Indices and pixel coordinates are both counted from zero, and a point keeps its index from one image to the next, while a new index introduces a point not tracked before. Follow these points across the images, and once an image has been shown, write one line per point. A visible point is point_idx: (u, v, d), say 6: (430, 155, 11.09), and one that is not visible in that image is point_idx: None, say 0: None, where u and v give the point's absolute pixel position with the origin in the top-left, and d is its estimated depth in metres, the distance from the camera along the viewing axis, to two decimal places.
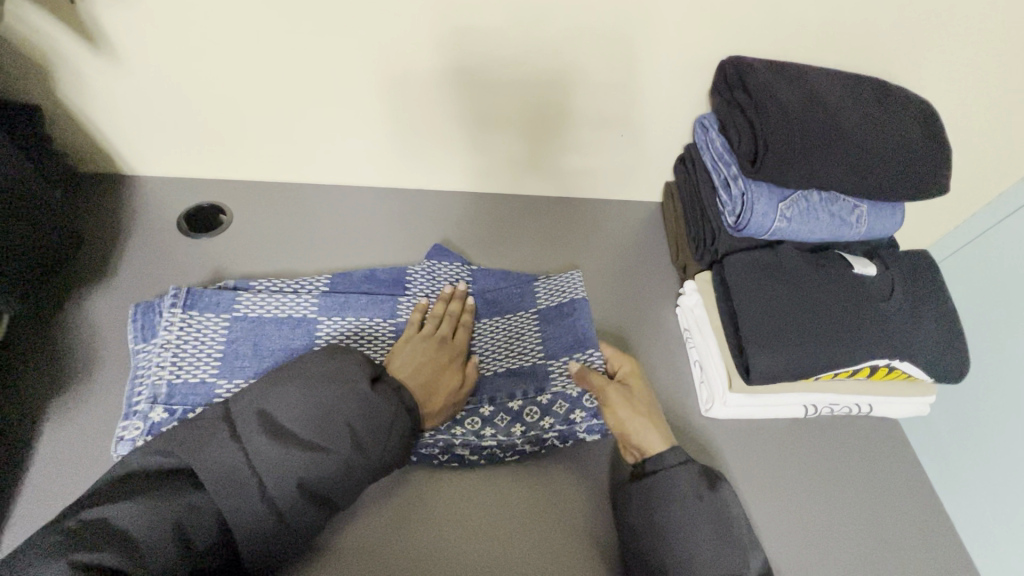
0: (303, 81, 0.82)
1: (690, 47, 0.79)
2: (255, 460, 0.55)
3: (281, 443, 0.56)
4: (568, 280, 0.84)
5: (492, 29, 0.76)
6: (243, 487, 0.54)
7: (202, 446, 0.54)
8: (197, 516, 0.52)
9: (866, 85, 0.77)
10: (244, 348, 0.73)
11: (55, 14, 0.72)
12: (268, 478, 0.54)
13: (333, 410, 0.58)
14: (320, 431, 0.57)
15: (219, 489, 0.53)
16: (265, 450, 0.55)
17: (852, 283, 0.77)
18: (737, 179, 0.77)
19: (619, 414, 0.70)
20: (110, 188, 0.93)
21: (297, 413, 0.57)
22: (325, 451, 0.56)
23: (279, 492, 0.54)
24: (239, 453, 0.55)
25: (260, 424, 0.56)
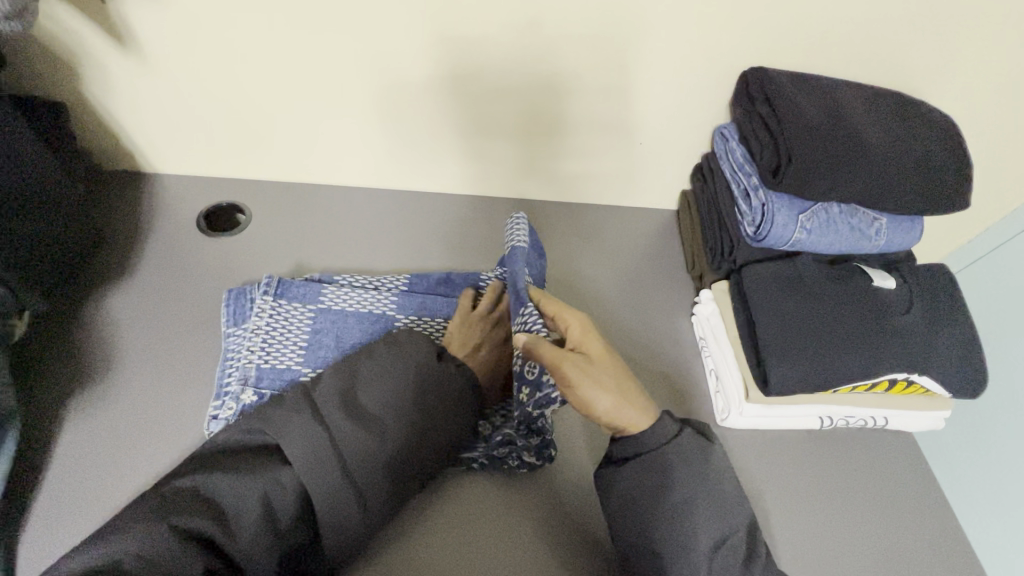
0: (325, 82, 0.83)
1: (711, 56, 0.79)
2: (337, 440, 0.58)
3: (360, 425, 0.59)
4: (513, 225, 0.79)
5: (516, 33, 0.77)
6: (327, 467, 0.57)
7: (289, 425, 0.57)
8: (282, 493, 0.55)
9: (887, 98, 0.77)
10: (327, 340, 0.77)
11: (84, 13, 0.73)
12: (350, 457, 0.57)
13: (406, 396, 0.61)
14: (396, 415, 0.60)
15: (305, 467, 0.56)
16: (344, 429, 0.58)
17: (870, 295, 0.77)
18: (757, 190, 0.77)
19: (583, 390, 0.60)
20: (130, 185, 0.94)
21: (376, 393, 0.61)
22: (401, 431, 0.60)
23: (359, 471, 0.57)
24: (323, 432, 0.57)
25: (341, 406, 0.59)
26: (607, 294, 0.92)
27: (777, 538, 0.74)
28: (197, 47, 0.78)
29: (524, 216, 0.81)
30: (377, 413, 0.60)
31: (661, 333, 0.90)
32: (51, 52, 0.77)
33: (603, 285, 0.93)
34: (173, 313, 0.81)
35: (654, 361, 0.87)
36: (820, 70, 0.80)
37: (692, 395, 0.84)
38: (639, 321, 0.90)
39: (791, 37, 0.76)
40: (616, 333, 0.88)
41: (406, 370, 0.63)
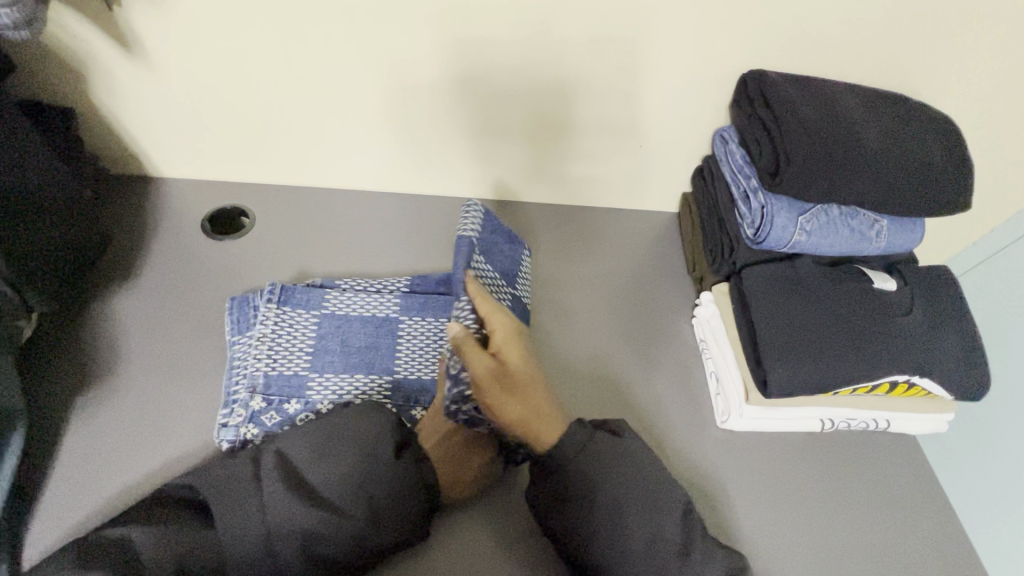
0: (328, 86, 0.84)
1: (709, 59, 0.80)
2: (269, 520, 0.56)
3: (298, 503, 0.57)
4: (467, 211, 0.79)
5: (516, 37, 0.78)
6: (252, 545, 0.55)
7: (231, 501, 0.57)
8: (204, 561, 0.54)
9: (886, 99, 0.78)
10: (335, 347, 0.78)
11: (93, 20, 0.74)
12: (276, 541, 0.56)
13: (353, 474, 0.59)
14: (341, 495, 0.58)
15: (230, 542, 0.55)
16: (278, 504, 0.56)
17: (870, 296, 0.77)
18: (757, 192, 0.77)
19: (494, 402, 0.61)
20: (136, 189, 0.95)
21: (322, 470, 0.59)
22: (341, 515, 0.57)
23: (286, 557, 0.56)
24: (257, 512, 0.56)
25: (285, 481, 0.58)
26: (608, 296, 0.93)
27: (778, 542, 0.73)
28: (202, 53, 0.79)
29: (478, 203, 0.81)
30: (319, 487, 0.58)
31: (661, 335, 0.90)
32: (59, 58, 0.78)
33: (604, 288, 0.94)
34: (178, 316, 0.82)
35: (654, 363, 0.87)
36: (820, 72, 0.81)
37: (693, 397, 0.84)
38: (645, 325, 0.91)
39: (790, 39, 0.77)
40: (619, 337, 0.89)
41: (359, 446, 0.60)
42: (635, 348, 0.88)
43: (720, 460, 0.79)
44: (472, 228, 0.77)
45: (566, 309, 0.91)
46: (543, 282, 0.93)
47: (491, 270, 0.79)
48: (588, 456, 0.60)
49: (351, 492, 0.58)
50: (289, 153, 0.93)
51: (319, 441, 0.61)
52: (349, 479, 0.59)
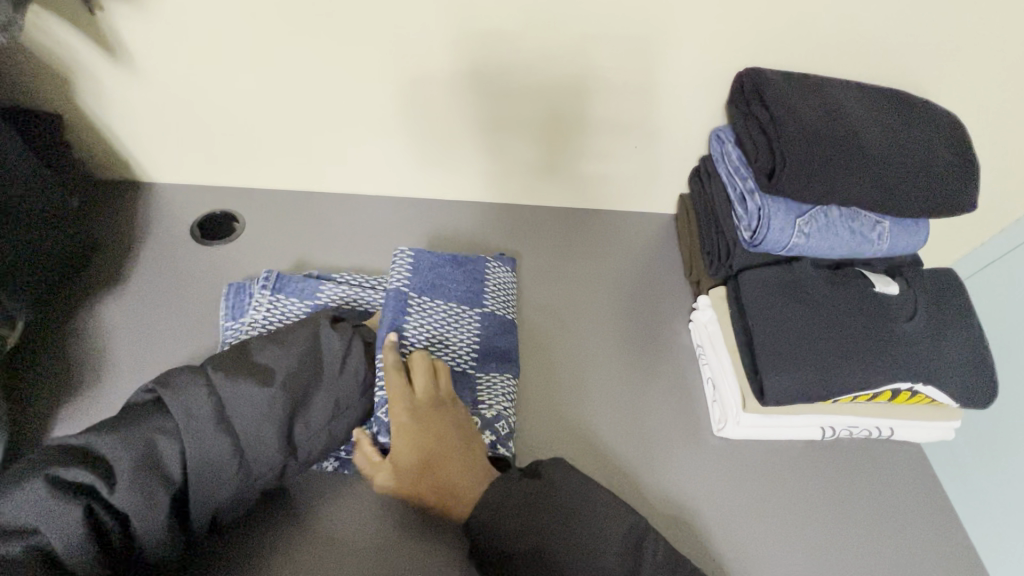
0: (316, 87, 0.83)
1: (702, 57, 0.78)
2: (225, 400, 0.59)
3: (245, 382, 0.61)
4: (398, 256, 0.81)
5: (505, 34, 0.76)
6: (213, 430, 0.58)
7: (182, 389, 0.58)
8: (163, 452, 0.56)
9: (887, 97, 0.75)
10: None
11: (76, 25, 0.74)
12: (233, 419, 0.59)
13: (297, 355, 0.65)
14: (288, 375, 0.63)
15: (188, 432, 0.57)
16: (235, 391, 0.60)
17: (871, 300, 0.74)
18: (753, 193, 0.75)
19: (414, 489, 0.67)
20: (127, 195, 0.94)
21: (268, 354, 0.64)
22: (286, 390, 0.62)
23: (244, 433, 0.59)
24: (208, 393, 0.59)
25: (232, 366, 0.62)
26: (603, 300, 0.91)
27: (775, 552, 0.71)
28: (187, 56, 0.79)
29: (410, 250, 0.82)
30: (271, 370, 0.63)
31: (657, 340, 0.88)
32: (45, 63, 0.78)
33: (598, 291, 0.92)
34: (167, 323, 0.82)
35: (648, 369, 0.85)
36: (819, 71, 0.78)
37: (688, 404, 0.82)
38: (638, 328, 0.89)
39: (786, 36, 0.75)
40: (612, 341, 0.87)
41: (300, 337, 0.66)
42: (631, 353, 0.86)
43: (715, 469, 0.77)
44: (402, 276, 0.79)
45: (560, 314, 0.89)
46: (536, 287, 0.91)
47: (440, 304, 0.79)
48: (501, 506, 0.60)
49: (304, 371, 0.64)
50: (279, 156, 0.93)
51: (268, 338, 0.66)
52: (299, 361, 0.64)
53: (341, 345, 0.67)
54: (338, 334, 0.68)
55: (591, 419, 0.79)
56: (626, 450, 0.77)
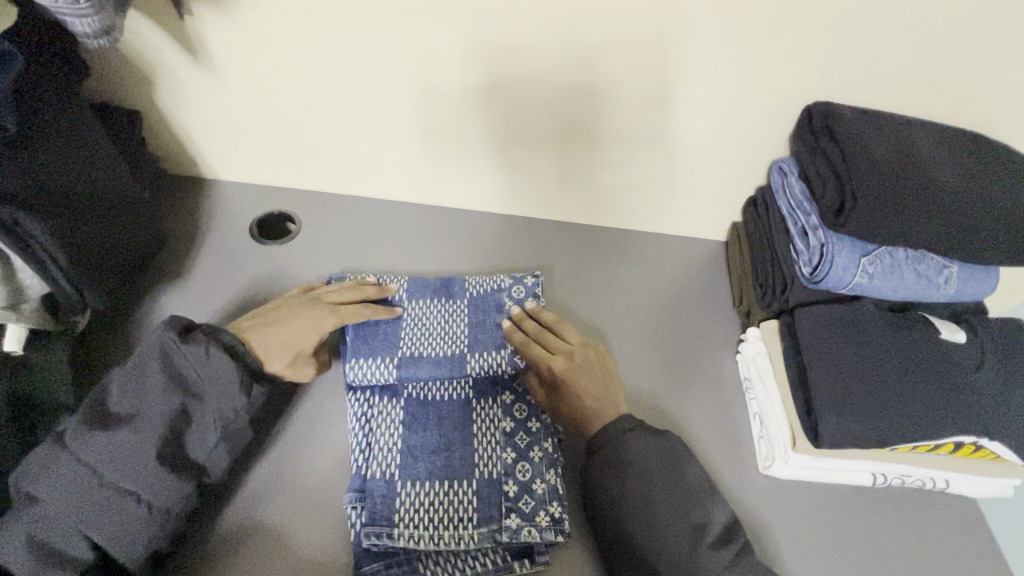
0: (382, 99, 0.85)
1: (775, 90, 0.77)
2: (94, 462, 0.57)
3: (114, 432, 0.58)
4: (359, 367, 0.74)
5: (569, 56, 0.77)
6: (91, 490, 0.56)
7: (41, 476, 0.55)
8: (60, 540, 0.56)
9: (966, 140, 0.73)
10: (399, 416, 0.73)
11: (165, 29, 0.77)
12: (110, 476, 0.57)
13: (143, 387, 0.60)
14: (151, 410, 0.59)
15: (79, 516, 0.56)
16: (97, 452, 0.57)
17: (934, 347, 0.72)
18: (817, 229, 0.73)
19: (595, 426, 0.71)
20: (191, 190, 0.98)
21: (118, 394, 0.59)
22: (159, 424, 0.59)
23: (142, 484, 0.58)
24: (79, 464, 0.56)
25: (92, 422, 0.57)
26: (650, 325, 0.90)
27: None
28: (263, 63, 0.81)
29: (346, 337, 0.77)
30: (134, 415, 0.59)
31: (702, 369, 0.87)
32: (130, 60, 0.81)
33: (646, 316, 0.91)
34: (221, 316, 0.84)
35: (692, 397, 0.84)
36: (896, 108, 0.76)
37: (733, 437, 0.81)
38: (683, 354, 0.88)
39: (864, 74, 0.73)
40: (656, 364, 0.86)
41: (141, 373, 0.60)
42: (678, 380, 0.85)
43: (760, 506, 0.75)
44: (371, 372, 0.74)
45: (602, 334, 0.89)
46: (581, 305, 0.91)
47: (423, 353, 0.76)
48: (608, 459, 0.66)
49: (171, 403, 0.60)
50: (337, 162, 0.95)
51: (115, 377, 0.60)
52: (160, 391, 0.60)
53: (196, 358, 0.61)
54: (192, 345, 0.62)
55: None
56: None
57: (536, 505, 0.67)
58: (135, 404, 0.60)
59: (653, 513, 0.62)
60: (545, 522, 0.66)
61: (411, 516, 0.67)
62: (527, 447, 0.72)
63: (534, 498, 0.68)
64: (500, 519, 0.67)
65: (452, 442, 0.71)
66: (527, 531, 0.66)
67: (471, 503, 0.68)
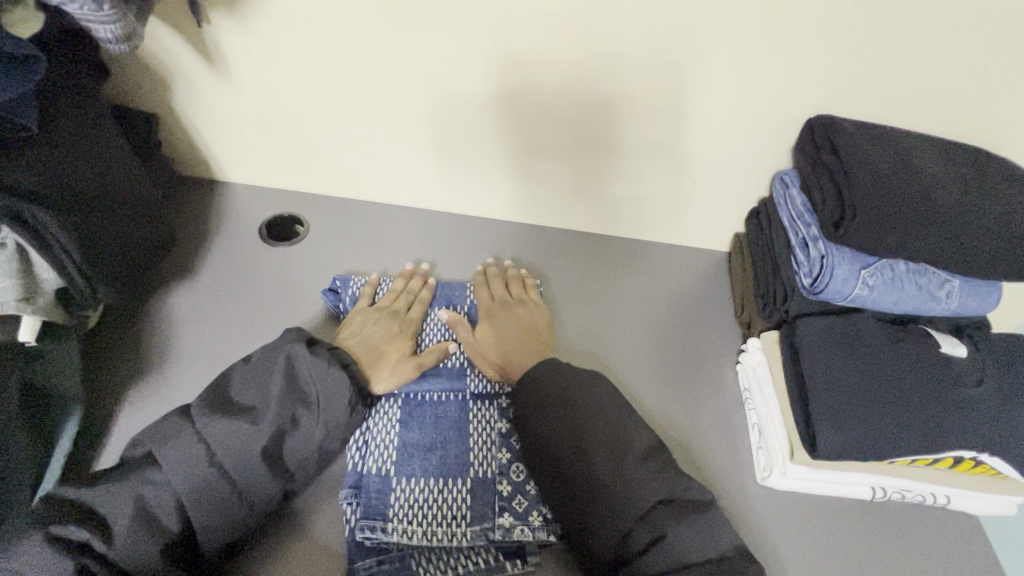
0: (391, 106, 0.87)
1: (777, 103, 0.77)
2: (210, 441, 0.59)
3: (228, 417, 0.61)
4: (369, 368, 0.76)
5: (575, 66, 0.78)
6: (203, 468, 0.58)
7: (169, 441, 0.59)
8: (162, 503, 0.56)
9: (967, 155, 0.73)
10: (397, 415, 0.74)
11: (184, 36, 0.80)
12: (221, 459, 0.59)
13: (282, 385, 0.64)
14: (270, 408, 0.62)
15: (184, 480, 0.57)
16: (217, 431, 0.60)
17: (935, 361, 0.72)
18: (817, 241, 0.74)
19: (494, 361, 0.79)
20: (203, 192, 1.00)
21: (248, 388, 0.64)
22: (273, 419, 0.62)
23: (237, 471, 0.59)
24: (199, 444, 0.59)
25: (212, 407, 0.61)
26: (649, 333, 0.91)
27: None
28: (277, 70, 0.84)
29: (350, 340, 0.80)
30: (253, 408, 0.62)
31: (701, 379, 0.87)
32: (149, 65, 0.84)
33: (645, 324, 0.92)
34: (226, 316, 0.85)
35: (688, 404, 0.84)
36: (897, 122, 0.77)
37: (732, 448, 0.80)
38: (680, 362, 0.88)
39: (865, 89, 0.74)
40: (653, 371, 0.87)
41: (277, 374, 0.64)
42: (675, 387, 0.86)
43: (759, 518, 0.75)
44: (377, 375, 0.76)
45: (598, 340, 0.89)
46: (579, 310, 0.92)
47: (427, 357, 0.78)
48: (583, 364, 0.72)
49: (288, 403, 0.63)
50: (346, 166, 0.97)
51: (240, 373, 0.65)
52: (283, 390, 0.63)
53: (318, 370, 0.65)
54: (317, 358, 0.65)
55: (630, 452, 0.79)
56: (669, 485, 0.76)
57: (528, 505, 0.68)
58: (252, 394, 0.64)
59: (621, 423, 0.64)
60: (537, 521, 0.67)
61: (406, 513, 0.67)
62: (522, 448, 0.73)
63: (527, 499, 0.69)
64: (493, 518, 0.67)
65: (448, 440, 0.73)
66: (519, 530, 0.67)
67: (464, 500, 0.69)
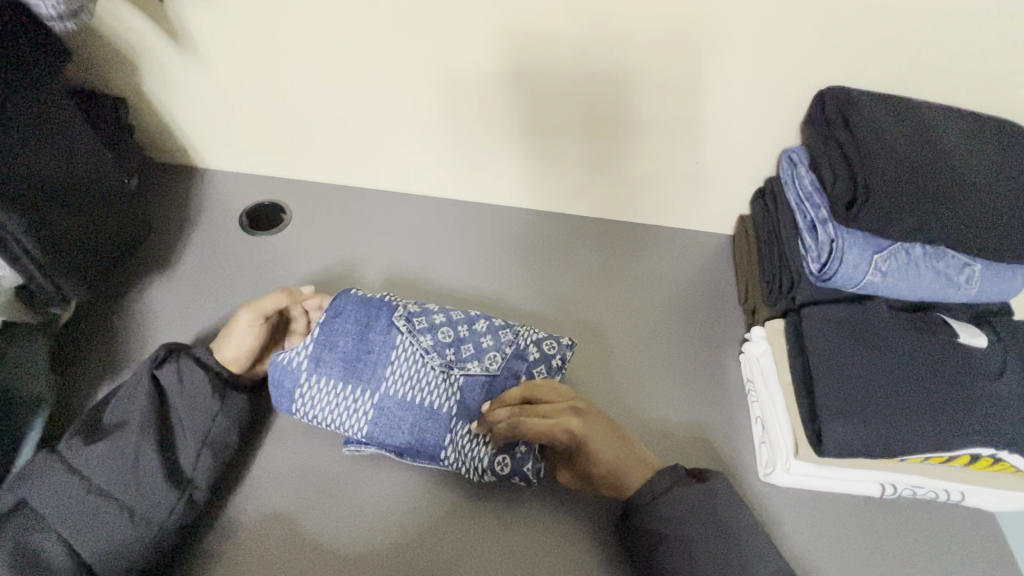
0: (369, 83, 0.82)
1: (782, 73, 0.72)
2: (83, 469, 0.59)
3: (95, 442, 0.60)
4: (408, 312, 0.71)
5: (562, 32, 0.72)
6: (77, 496, 0.58)
7: (37, 482, 0.57)
8: (49, 548, 0.55)
9: (991, 126, 0.67)
10: (425, 342, 0.68)
11: (145, 11, 0.75)
12: (103, 483, 0.59)
13: (149, 402, 0.63)
14: (138, 423, 0.62)
15: (69, 521, 0.56)
16: (85, 457, 0.59)
17: (951, 350, 0.67)
18: (826, 223, 0.69)
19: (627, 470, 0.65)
20: (181, 178, 0.97)
21: (113, 412, 0.63)
22: (135, 434, 0.61)
23: (119, 486, 0.59)
24: (73, 475, 0.58)
25: (79, 435, 0.61)
26: (648, 291, 0.90)
27: None
28: (246, 46, 0.79)
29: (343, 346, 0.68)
30: (121, 424, 0.62)
31: (703, 338, 0.85)
32: (113, 47, 0.80)
33: (645, 279, 0.91)
34: (206, 301, 0.83)
35: (689, 340, 0.85)
36: (915, 92, 0.71)
37: (733, 443, 0.76)
38: (678, 308, 0.88)
39: (878, 57, 0.68)
40: (653, 304, 0.88)
41: (139, 391, 0.64)
42: (680, 328, 0.86)
43: (762, 516, 0.71)
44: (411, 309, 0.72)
45: (609, 274, 0.91)
46: (591, 252, 0.93)
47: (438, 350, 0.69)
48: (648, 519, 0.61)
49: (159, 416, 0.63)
50: (328, 149, 0.92)
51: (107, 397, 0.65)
52: (147, 407, 0.63)
53: (180, 379, 0.66)
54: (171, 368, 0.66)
55: (645, 387, 0.80)
56: (682, 416, 0.78)
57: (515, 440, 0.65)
58: (119, 415, 0.63)
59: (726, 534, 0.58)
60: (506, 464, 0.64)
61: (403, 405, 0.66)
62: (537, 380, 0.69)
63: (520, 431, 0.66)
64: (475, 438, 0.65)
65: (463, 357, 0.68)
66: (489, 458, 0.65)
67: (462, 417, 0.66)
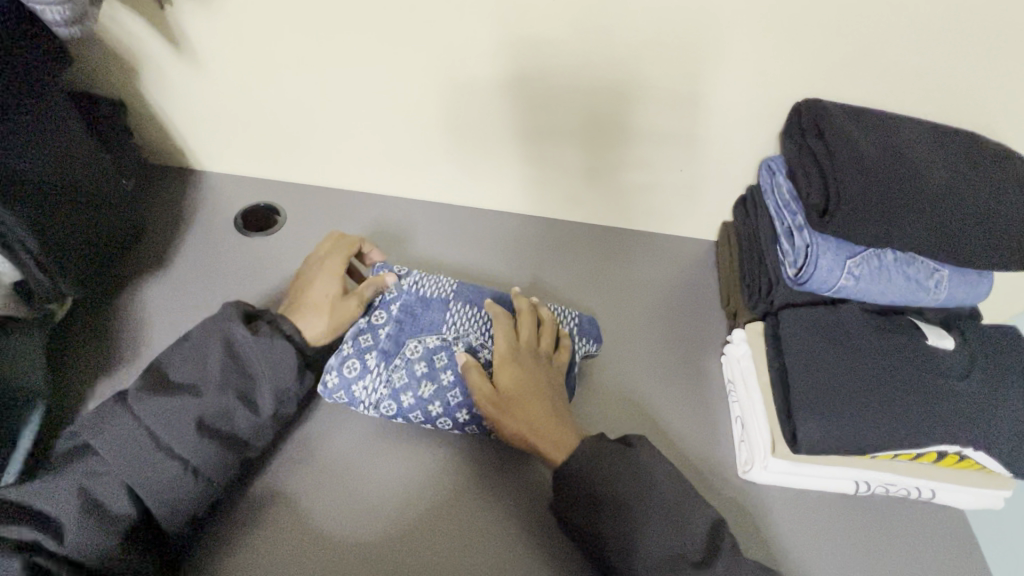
0: (364, 89, 0.84)
1: (759, 85, 0.75)
2: (150, 425, 0.59)
3: (163, 395, 0.60)
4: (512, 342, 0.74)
5: (552, 43, 0.75)
6: (143, 448, 0.58)
7: (105, 424, 0.59)
8: (110, 499, 0.57)
9: (957, 139, 0.71)
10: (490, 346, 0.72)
11: (146, 18, 0.78)
12: (170, 444, 0.59)
13: (222, 368, 0.62)
14: (212, 385, 0.61)
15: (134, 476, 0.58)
16: (154, 413, 0.59)
17: (921, 352, 0.70)
18: (802, 229, 0.71)
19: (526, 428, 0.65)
20: (178, 181, 0.98)
21: (186, 367, 0.62)
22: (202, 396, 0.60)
23: (181, 446, 0.59)
24: (138, 428, 0.59)
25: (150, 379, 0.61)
26: (634, 294, 0.92)
27: None
28: (245, 53, 0.81)
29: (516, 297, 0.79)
30: (190, 385, 0.61)
31: (687, 341, 0.88)
32: (114, 52, 0.82)
33: (631, 282, 0.93)
34: (201, 300, 0.85)
35: (674, 342, 0.88)
36: (886, 105, 0.74)
37: (716, 442, 0.78)
38: (662, 311, 0.91)
39: (849, 72, 0.71)
40: (639, 307, 0.91)
41: (210, 354, 0.62)
42: (665, 330, 0.89)
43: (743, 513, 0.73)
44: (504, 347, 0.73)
45: (596, 276, 0.93)
46: (580, 257, 0.95)
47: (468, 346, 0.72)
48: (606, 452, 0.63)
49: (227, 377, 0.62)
50: (323, 154, 0.95)
51: (176, 351, 0.63)
52: (220, 370, 0.62)
53: (258, 344, 0.63)
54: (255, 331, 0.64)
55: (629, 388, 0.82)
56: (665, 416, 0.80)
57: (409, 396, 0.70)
58: (188, 374, 0.62)
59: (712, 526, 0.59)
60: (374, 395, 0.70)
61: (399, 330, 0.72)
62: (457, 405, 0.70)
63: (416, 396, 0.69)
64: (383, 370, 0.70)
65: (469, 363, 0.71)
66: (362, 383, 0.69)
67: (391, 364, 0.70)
